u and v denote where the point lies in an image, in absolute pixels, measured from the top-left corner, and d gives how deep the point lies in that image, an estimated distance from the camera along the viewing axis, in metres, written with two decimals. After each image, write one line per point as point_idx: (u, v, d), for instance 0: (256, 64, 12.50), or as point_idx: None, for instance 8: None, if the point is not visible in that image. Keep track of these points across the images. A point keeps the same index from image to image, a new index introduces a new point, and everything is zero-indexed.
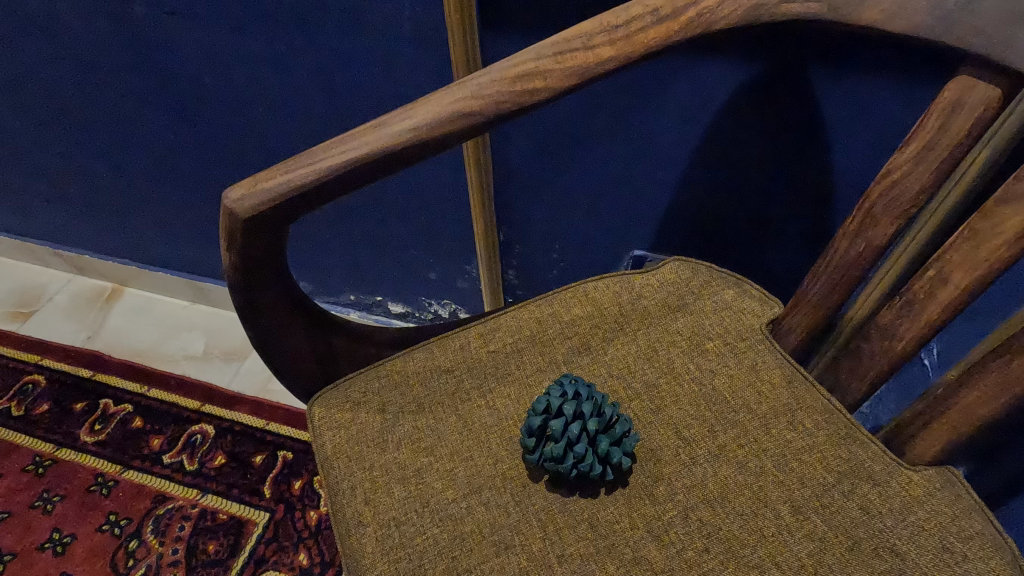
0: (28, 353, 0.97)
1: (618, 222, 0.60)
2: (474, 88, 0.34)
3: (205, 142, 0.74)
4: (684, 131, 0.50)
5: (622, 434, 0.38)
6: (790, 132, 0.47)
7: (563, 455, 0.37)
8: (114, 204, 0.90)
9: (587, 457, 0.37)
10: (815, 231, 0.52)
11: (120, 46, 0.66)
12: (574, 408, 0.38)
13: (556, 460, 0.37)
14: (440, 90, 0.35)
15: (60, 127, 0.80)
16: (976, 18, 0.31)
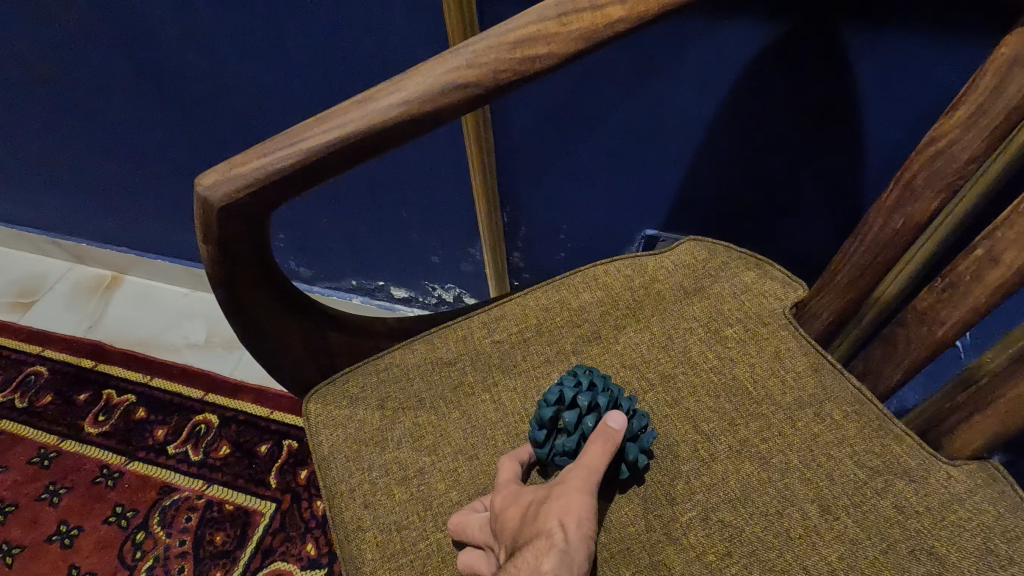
0: (30, 344, 0.96)
1: (628, 200, 0.57)
2: (469, 56, 0.31)
3: (194, 124, 0.70)
4: (700, 101, 0.47)
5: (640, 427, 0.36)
6: (817, 98, 0.43)
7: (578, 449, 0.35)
8: (109, 191, 0.87)
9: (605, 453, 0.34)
10: (842, 206, 0.48)
11: (101, 24, 0.63)
12: (589, 399, 0.35)
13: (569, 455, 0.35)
14: (431, 60, 0.31)
15: (48, 113, 0.78)
16: None
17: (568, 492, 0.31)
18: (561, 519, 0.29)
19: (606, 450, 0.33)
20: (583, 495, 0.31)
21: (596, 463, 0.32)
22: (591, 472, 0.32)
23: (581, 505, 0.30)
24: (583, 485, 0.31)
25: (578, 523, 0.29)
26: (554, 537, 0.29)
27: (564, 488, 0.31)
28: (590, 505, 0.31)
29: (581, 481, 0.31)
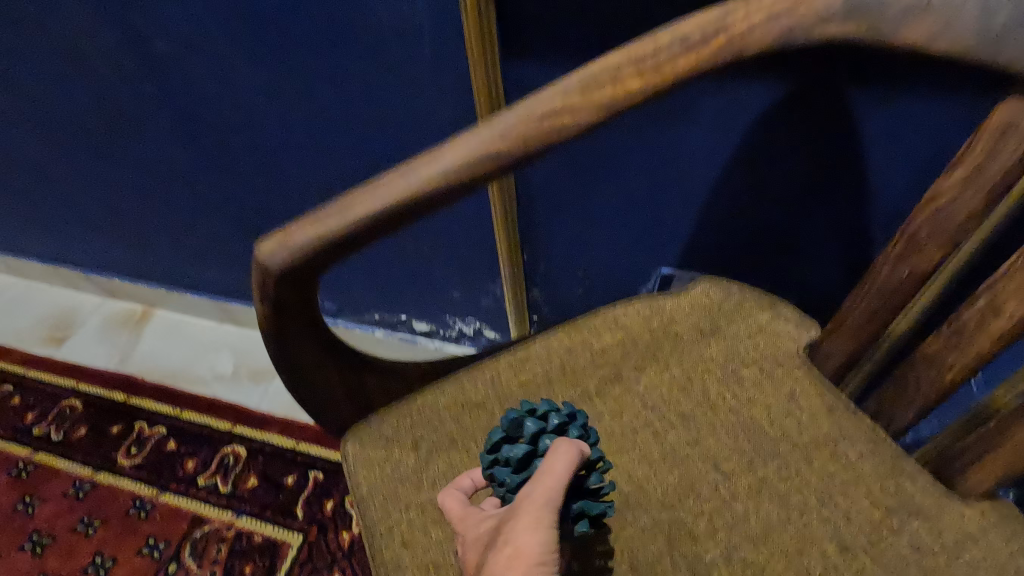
0: (63, 378, 0.99)
1: (644, 240, 0.59)
2: (501, 128, 0.34)
3: (227, 169, 0.74)
4: (713, 149, 0.49)
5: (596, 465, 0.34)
6: (824, 147, 0.45)
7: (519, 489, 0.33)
8: (144, 230, 0.91)
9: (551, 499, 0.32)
10: (852, 246, 0.50)
11: (143, 80, 0.67)
12: (538, 429, 0.34)
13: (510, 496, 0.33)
14: (465, 132, 0.34)
15: (88, 159, 0.82)
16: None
17: (518, 532, 0.27)
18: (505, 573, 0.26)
19: (556, 470, 0.29)
20: (538, 531, 0.27)
21: (551, 489, 0.28)
22: (545, 503, 0.28)
23: (534, 548, 0.26)
24: (533, 521, 0.27)
25: (527, 570, 0.26)
26: None
27: (515, 527, 0.27)
28: (548, 539, 0.27)
29: (530, 520, 0.27)
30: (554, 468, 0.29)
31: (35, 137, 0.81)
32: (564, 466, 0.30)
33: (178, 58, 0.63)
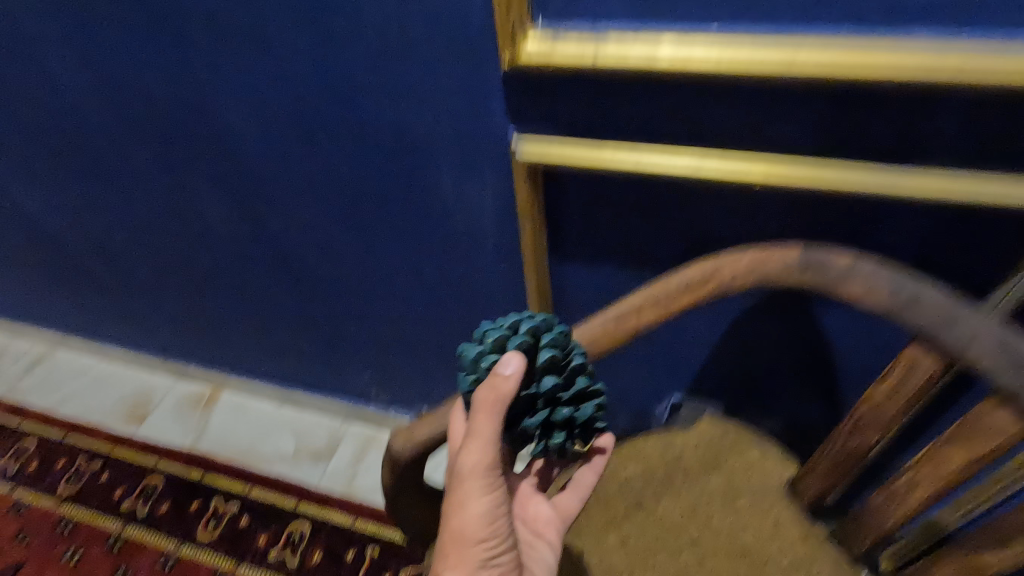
0: (146, 456, 1.13)
1: (656, 377, 0.70)
2: None
3: (303, 297, 0.87)
4: (712, 324, 0.61)
5: (542, 366, 0.40)
6: (800, 329, 0.57)
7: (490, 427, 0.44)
8: (221, 332, 1.05)
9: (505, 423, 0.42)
10: (826, 395, 0.62)
11: (238, 236, 0.80)
12: (479, 355, 0.41)
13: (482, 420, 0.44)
14: None
15: (179, 281, 0.96)
16: (924, 309, 0.42)
17: (467, 490, 0.42)
18: (463, 530, 0.42)
19: (489, 440, 0.41)
20: (481, 497, 0.43)
21: (490, 442, 0.41)
22: (486, 461, 0.41)
23: (478, 510, 0.43)
24: (474, 488, 0.42)
25: (472, 520, 0.42)
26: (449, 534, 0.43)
27: (466, 486, 0.43)
28: (487, 502, 0.43)
29: (474, 486, 0.42)
30: (486, 432, 0.40)
31: (136, 263, 0.96)
32: (494, 424, 0.40)
33: (270, 226, 0.76)
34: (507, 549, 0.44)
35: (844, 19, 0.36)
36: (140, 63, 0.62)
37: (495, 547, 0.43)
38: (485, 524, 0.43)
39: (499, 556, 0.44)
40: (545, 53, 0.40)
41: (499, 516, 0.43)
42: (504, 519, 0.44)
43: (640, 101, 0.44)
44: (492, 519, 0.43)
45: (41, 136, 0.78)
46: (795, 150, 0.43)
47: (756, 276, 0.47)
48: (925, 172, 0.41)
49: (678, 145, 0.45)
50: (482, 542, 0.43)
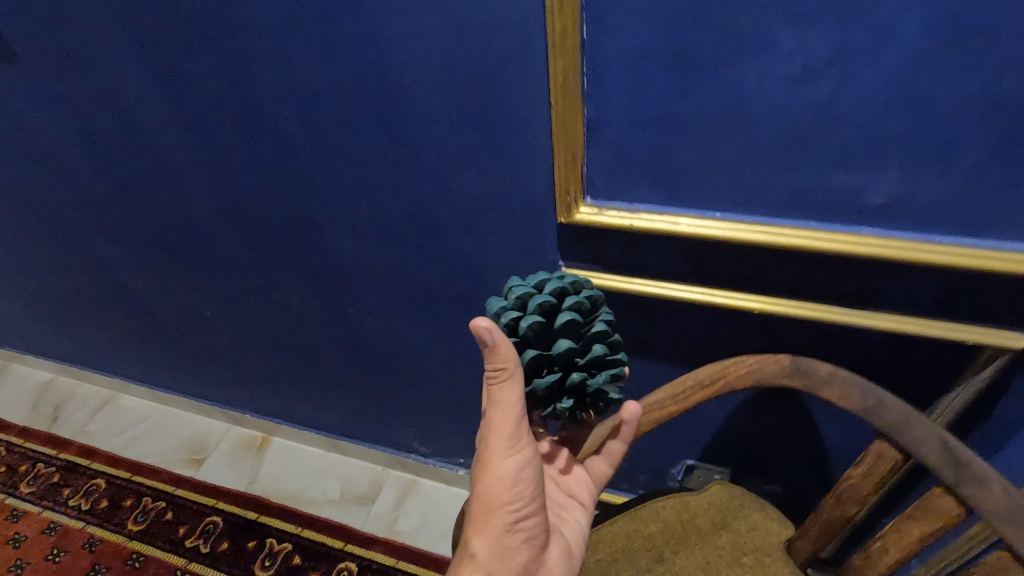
0: (207, 497, 1.24)
1: (672, 444, 0.82)
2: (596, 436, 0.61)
3: (361, 365, 1.00)
4: (720, 405, 0.72)
5: (556, 330, 0.47)
6: (793, 413, 0.69)
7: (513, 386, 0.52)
8: (278, 389, 1.17)
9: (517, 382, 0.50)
10: (818, 466, 0.73)
11: (310, 315, 0.93)
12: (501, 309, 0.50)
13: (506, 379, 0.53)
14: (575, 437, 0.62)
15: (247, 347, 1.08)
16: (886, 412, 0.54)
17: (495, 453, 0.52)
18: (490, 491, 0.52)
19: (508, 407, 0.49)
20: (506, 459, 0.52)
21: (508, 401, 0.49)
22: (506, 423, 0.50)
23: (505, 471, 0.52)
24: (498, 455, 0.51)
25: (499, 481, 0.52)
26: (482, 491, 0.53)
27: (494, 450, 0.52)
28: (513, 464, 0.52)
29: (497, 452, 0.51)
30: (503, 400, 0.49)
31: (210, 331, 1.08)
32: (513, 391, 0.48)
33: (341, 309, 0.89)
34: (532, 507, 0.54)
35: (812, 215, 0.50)
36: (253, 185, 0.75)
37: (519, 505, 0.53)
38: (509, 487, 0.52)
39: (525, 511, 0.53)
40: (593, 219, 0.55)
41: (522, 479, 0.52)
42: (528, 481, 0.53)
43: (666, 250, 0.57)
44: (515, 483, 0.52)
45: (146, 229, 0.91)
46: (785, 292, 0.56)
47: (755, 379, 0.59)
48: (882, 314, 0.53)
49: (691, 280, 0.59)
50: (507, 502, 0.52)
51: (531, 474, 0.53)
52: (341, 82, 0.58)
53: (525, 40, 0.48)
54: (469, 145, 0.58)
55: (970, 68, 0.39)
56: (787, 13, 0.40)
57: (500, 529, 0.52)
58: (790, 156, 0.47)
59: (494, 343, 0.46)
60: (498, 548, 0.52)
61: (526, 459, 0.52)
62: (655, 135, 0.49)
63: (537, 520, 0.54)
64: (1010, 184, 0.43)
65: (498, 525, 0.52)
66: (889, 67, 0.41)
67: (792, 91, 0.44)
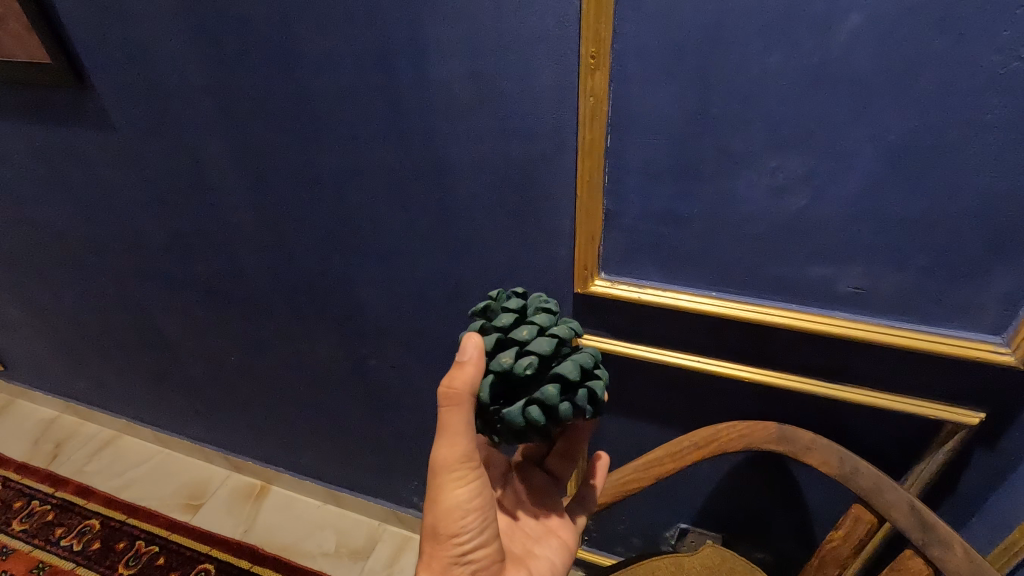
0: (200, 544, 1.24)
1: (667, 509, 0.86)
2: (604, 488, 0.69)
3: (371, 416, 1.05)
4: (713, 470, 0.78)
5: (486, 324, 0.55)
6: (781, 480, 0.74)
7: (544, 317, 0.52)
8: (286, 437, 1.21)
9: (512, 315, 0.52)
10: (804, 534, 0.78)
11: (330, 365, 0.99)
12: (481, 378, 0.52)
13: (554, 328, 0.51)
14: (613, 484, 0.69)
15: (263, 395, 1.13)
16: (862, 478, 0.59)
17: (444, 484, 0.54)
18: (438, 524, 0.55)
19: (456, 430, 0.51)
20: (455, 490, 0.54)
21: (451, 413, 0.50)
22: (459, 438, 0.51)
23: (450, 502, 0.54)
24: (446, 487, 0.54)
25: (448, 511, 0.55)
26: (431, 522, 0.55)
27: (441, 481, 0.54)
28: (460, 493, 0.54)
29: (444, 484, 0.54)
30: (450, 425, 0.51)
31: (229, 377, 1.14)
32: (462, 416, 0.51)
33: (360, 362, 0.95)
34: (480, 538, 0.56)
35: (793, 299, 0.58)
36: (300, 243, 0.83)
37: (467, 535, 0.56)
38: (456, 519, 0.55)
39: (472, 544, 0.56)
40: (606, 291, 0.64)
41: (470, 510, 0.55)
42: (475, 512, 0.55)
43: (668, 322, 0.65)
44: (462, 514, 0.55)
45: (188, 275, 0.98)
46: (771, 365, 0.64)
47: (746, 442, 0.64)
48: (856, 388, 0.61)
49: (691, 350, 0.66)
50: (454, 533, 0.55)
51: (477, 505, 0.55)
52: (397, 163, 0.67)
53: (559, 142, 0.58)
54: (502, 223, 0.66)
55: (915, 192, 0.49)
56: (770, 139, 0.51)
57: (448, 560, 0.56)
58: (773, 250, 0.56)
59: (472, 357, 0.49)
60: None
61: (474, 488, 0.55)
62: (663, 226, 0.59)
63: (487, 552, 0.57)
64: (953, 283, 0.52)
65: (446, 556, 0.56)
66: (852, 186, 0.51)
67: (774, 199, 0.53)
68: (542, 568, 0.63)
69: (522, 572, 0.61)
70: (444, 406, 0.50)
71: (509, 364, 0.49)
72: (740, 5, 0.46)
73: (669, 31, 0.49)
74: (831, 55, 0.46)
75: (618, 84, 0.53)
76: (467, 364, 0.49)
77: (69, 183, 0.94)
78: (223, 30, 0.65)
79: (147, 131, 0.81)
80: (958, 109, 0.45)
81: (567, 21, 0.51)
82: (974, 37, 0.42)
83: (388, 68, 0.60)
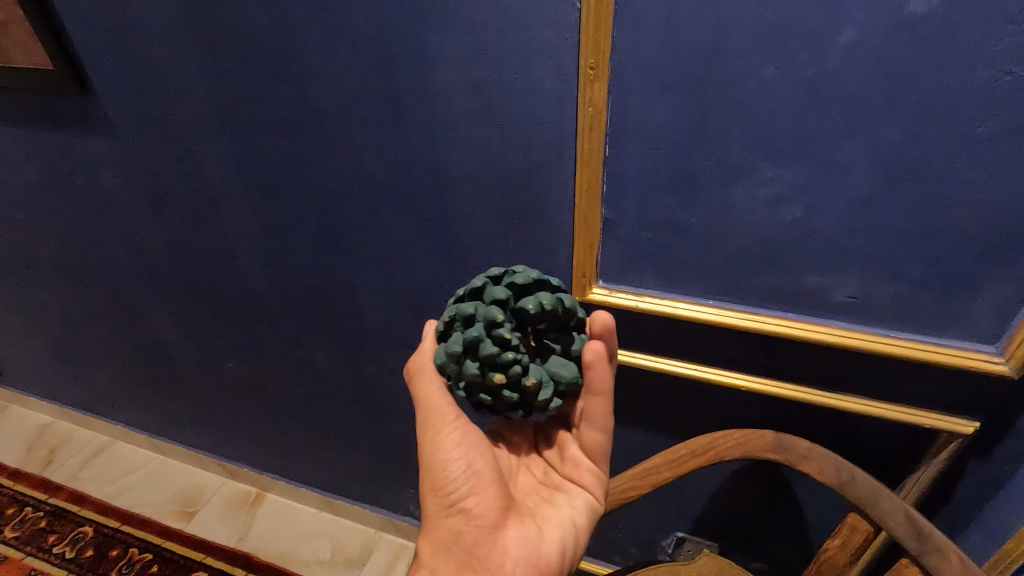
0: (194, 552, 1.23)
1: (664, 517, 0.86)
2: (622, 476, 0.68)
3: (369, 424, 1.04)
4: (710, 479, 0.78)
5: None
6: (777, 490, 0.75)
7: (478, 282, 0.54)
8: (282, 444, 1.20)
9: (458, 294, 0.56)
10: (801, 544, 0.78)
11: (327, 372, 0.99)
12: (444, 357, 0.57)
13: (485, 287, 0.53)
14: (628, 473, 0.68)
15: (259, 401, 1.13)
16: (858, 487, 0.59)
17: (428, 443, 0.57)
18: (427, 478, 0.57)
19: (423, 391, 0.57)
20: (439, 447, 0.57)
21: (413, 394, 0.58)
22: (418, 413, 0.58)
23: (436, 457, 0.57)
24: (427, 441, 0.57)
25: (437, 467, 0.56)
26: (427, 484, 0.57)
27: (425, 441, 0.58)
28: (445, 448, 0.57)
29: (427, 438, 0.57)
30: (420, 396, 0.57)
31: (226, 384, 1.13)
32: (422, 389, 0.57)
33: (358, 369, 0.95)
34: (468, 486, 0.56)
35: (789, 308, 0.59)
36: (299, 250, 0.83)
37: (451, 486, 0.56)
38: (439, 470, 0.56)
39: (461, 492, 0.56)
40: (604, 299, 0.64)
41: (449, 459, 0.56)
42: (457, 460, 0.56)
43: (665, 330, 0.66)
44: (445, 465, 0.56)
45: (187, 282, 0.98)
46: (768, 373, 0.64)
47: (743, 450, 0.64)
48: (852, 397, 0.61)
49: (688, 359, 0.67)
50: (440, 485, 0.56)
51: (460, 453, 0.57)
52: (398, 171, 0.68)
53: (558, 152, 0.58)
54: (502, 232, 0.67)
55: (909, 202, 0.50)
56: (767, 150, 0.51)
57: (440, 516, 0.56)
58: (770, 259, 0.57)
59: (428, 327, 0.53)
60: (441, 534, 0.56)
61: (453, 438, 0.57)
62: (661, 235, 0.59)
63: (481, 507, 0.55)
64: (947, 293, 0.52)
65: (438, 508, 0.56)
66: (848, 197, 0.51)
67: (771, 209, 0.54)
68: (555, 520, 0.58)
69: (529, 524, 0.57)
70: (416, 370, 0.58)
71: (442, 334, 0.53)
72: (737, 19, 0.46)
73: (667, 44, 0.49)
74: (826, 67, 0.46)
75: (616, 94, 0.53)
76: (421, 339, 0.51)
77: (70, 189, 0.95)
78: (227, 39, 0.66)
79: (149, 138, 0.81)
80: (950, 121, 0.46)
81: (566, 33, 0.52)
82: (964, 52, 0.43)
83: (389, 78, 0.61)
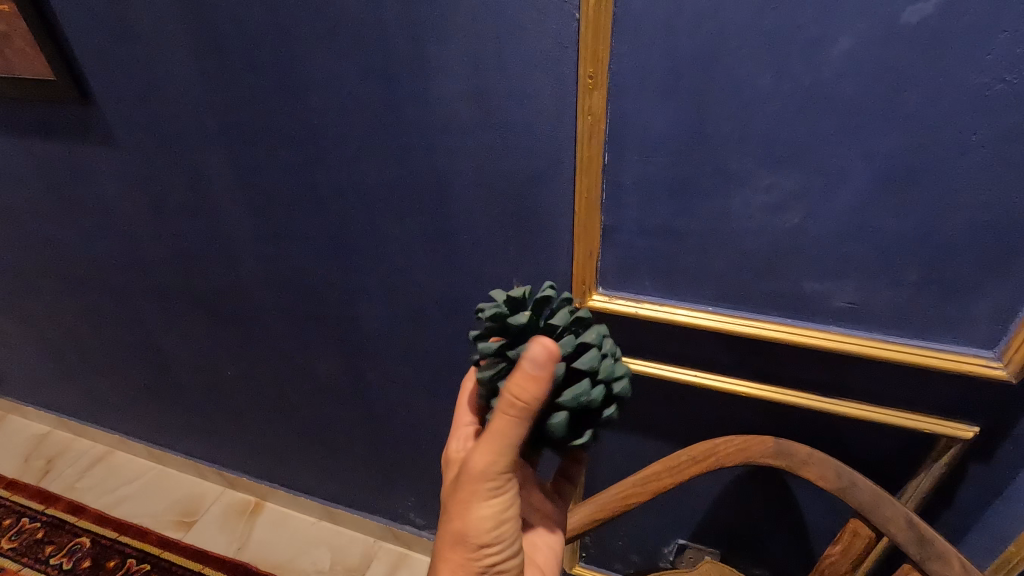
0: (192, 562, 1.22)
1: (666, 525, 0.86)
2: (625, 484, 0.68)
3: (369, 432, 1.04)
4: (711, 486, 0.78)
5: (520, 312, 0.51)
6: (778, 496, 0.75)
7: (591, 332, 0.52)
8: (282, 452, 1.20)
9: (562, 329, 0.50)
10: (802, 550, 0.78)
11: (328, 382, 0.99)
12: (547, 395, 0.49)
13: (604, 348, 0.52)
14: (626, 479, 0.68)
15: (258, 409, 1.12)
16: (859, 492, 0.59)
17: (474, 490, 0.52)
18: (469, 532, 0.53)
19: (503, 435, 0.49)
20: (491, 502, 0.52)
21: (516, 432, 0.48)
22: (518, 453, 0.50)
23: (479, 511, 0.52)
24: (480, 493, 0.52)
25: (480, 520, 0.52)
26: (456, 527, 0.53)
27: (471, 488, 0.52)
28: (498, 505, 0.53)
29: (481, 491, 0.52)
30: (498, 433, 0.49)
31: (226, 392, 1.13)
32: (519, 428, 0.48)
33: (358, 377, 0.95)
34: (510, 549, 0.55)
35: (789, 314, 0.59)
36: (299, 258, 0.83)
37: (496, 545, 0.54)
38: (488, 528, 0.53)
39: (503, 554, 0.54)
40: (604, 305, 0.64)
41: (502, 521, 0.53)
42: (508, 522, 0.53)
43: (665, 337, 0.66)
44: (494, 524, 0.53)
45: (187, 290, 0.98)
46: (770, 379, 0.64)
47: (744, 456, 0.64)
48: (853, 403, 0.61)
49: (689, 365, 0.67)
50: (485, 542, 0.53)
51: (512, 514, 0.54)
52: (398, 179, 0.68)
53: (557, 159, 0.59)
54: (501, 240, 0.67)
55: (906, 209, 0.50)
56: (764, 158, 0.52)
57: (472, 567, 0.54)
58: (769, 266, 0.57)
59: (545, 367, 0.46)
60: None
61: (508, 498, 0.53)
62: (661, 242, 0.60)
63: (512, 560, 0.55)
64: (945, 299, 0.53)
65: (471, 560, 0.54)
66: (844, 204, 0.52)
67: (769, 215, 0.54)
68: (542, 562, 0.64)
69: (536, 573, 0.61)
70: (505, 413, 0.47)
71: (584, 396, 0.48)
72: (734, 29, 0.47)
73: (665, 54, 0.50)
74: (822, 76, 0.47)
75: (615, 102, 0.54)
76: (543, 378, 0.46)
77: (70, 198, 0.95)
78: (227, 49, 0.67)
79: (149, 146, 0.81)
80: (944, 130, 0.46)
81: (565, 43, 0.52)
82: (959, 59, 0.43)
83: (390, 87, 0.61)
